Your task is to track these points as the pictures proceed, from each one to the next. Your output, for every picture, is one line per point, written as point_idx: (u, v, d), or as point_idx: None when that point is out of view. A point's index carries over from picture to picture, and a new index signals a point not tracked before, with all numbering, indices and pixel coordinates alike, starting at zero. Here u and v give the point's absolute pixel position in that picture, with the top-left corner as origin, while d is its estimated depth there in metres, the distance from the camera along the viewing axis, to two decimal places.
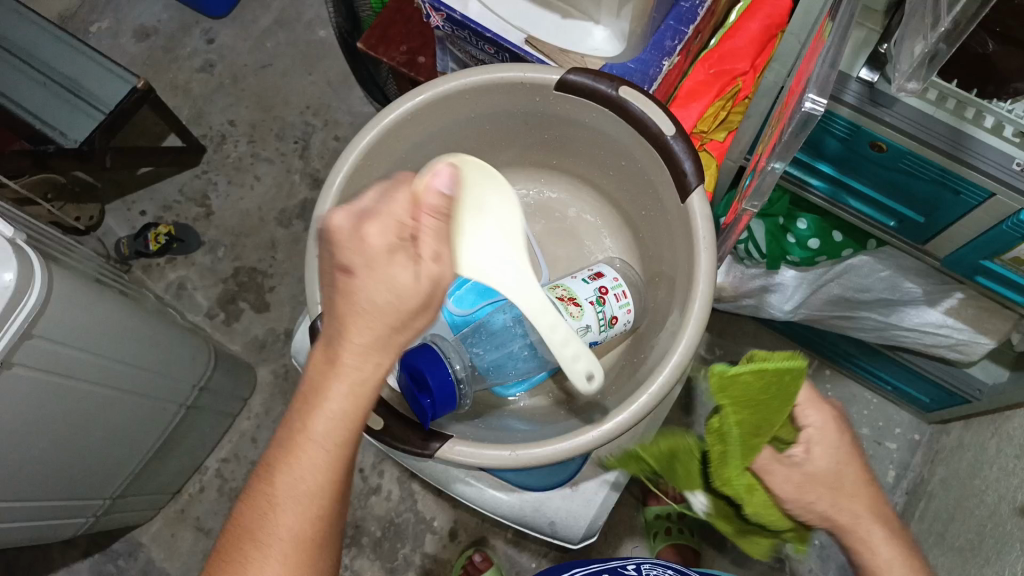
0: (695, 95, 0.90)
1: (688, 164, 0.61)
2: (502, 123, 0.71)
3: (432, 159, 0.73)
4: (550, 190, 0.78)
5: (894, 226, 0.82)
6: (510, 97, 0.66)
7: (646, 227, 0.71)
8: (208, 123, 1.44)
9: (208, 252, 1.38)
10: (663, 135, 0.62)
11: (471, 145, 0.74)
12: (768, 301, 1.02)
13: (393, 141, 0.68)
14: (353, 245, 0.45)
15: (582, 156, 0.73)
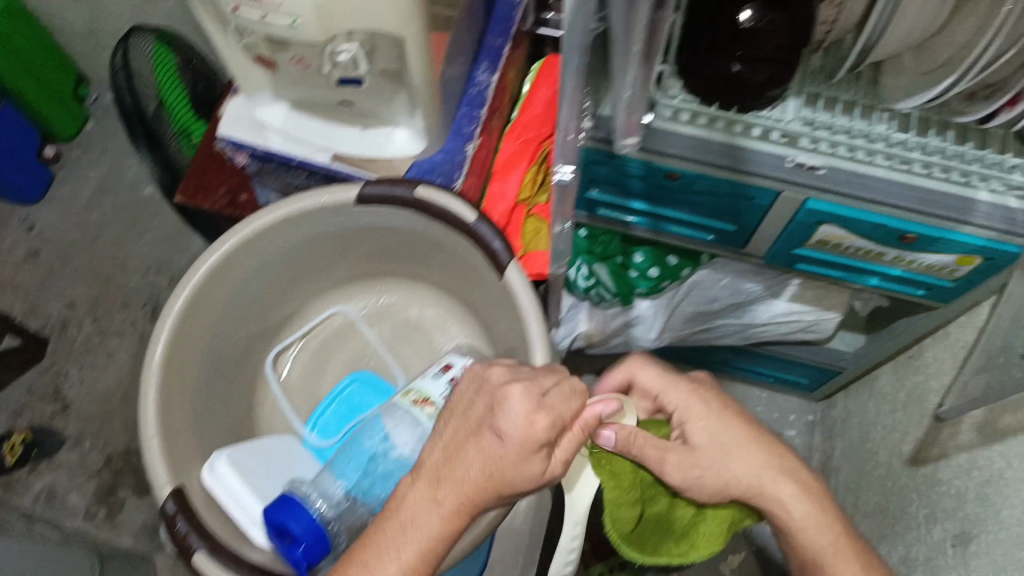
0: (511, 167, 0.94)
1: (497, 243, 0.67)
2: (319, 247, 0.76)
3: (261, 297, 0.76)
4: (386, 297, 0.83)
5: (712, 239, 0.89)
6: (316, 222, 0.72)
7: (479, 305, 0.76)
8: (46, 312, 1.36)
9: (73, 447, 1.29)
10: (468, 222, 0.68)
11: (298, 275, 0.78)
12: (633, 334, 1.06)
13: (213, 290, 0.71)
14: (522, 423, 0.53)
15: (406, 257, 0.79)
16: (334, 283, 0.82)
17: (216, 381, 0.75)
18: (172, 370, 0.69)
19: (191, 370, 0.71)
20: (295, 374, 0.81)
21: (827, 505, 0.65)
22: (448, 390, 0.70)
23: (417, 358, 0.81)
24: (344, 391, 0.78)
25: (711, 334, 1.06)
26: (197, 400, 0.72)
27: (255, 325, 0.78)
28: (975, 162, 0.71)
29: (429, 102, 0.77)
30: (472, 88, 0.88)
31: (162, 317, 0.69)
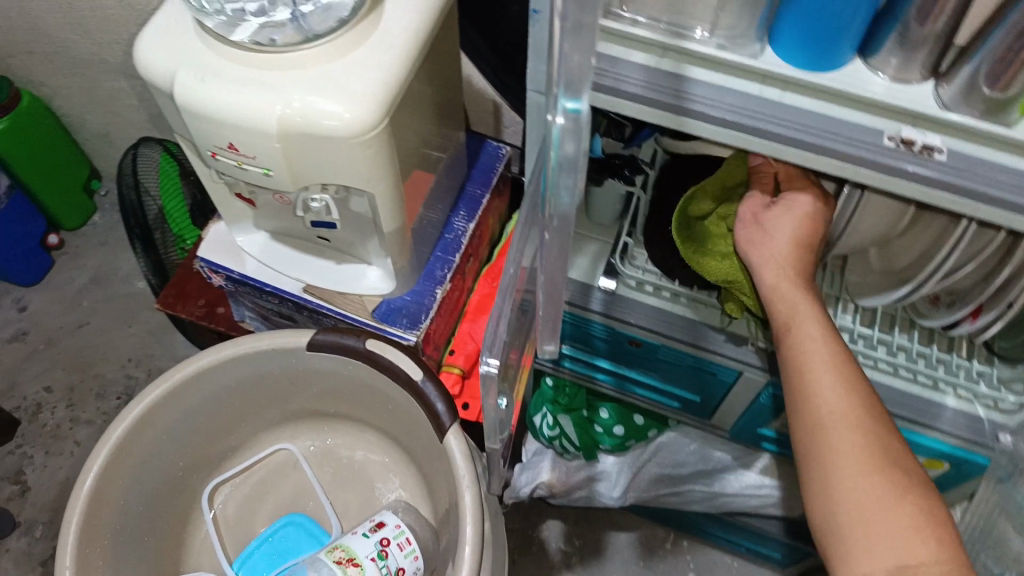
0: (483, 309, 0.95)
1: (440, 405, 0.69)
2: (267, 385, 0.79)
3: (201, 429, 0.78)
4: (331, 438, 0.85)
5: (678, 406, 0.87)
6: (269, 361, 0.76)
7: (423, 457, 0.78)
8: (21, 394, 1.35)
9: (23, 534, 1.25)
10: (415, 380, 0.70)
11: (242, 409, 0.80)
12: (598, 492, 1.00)
13: (154, 421, 0.72)
14: None
15: (353, 402, 0.82)
16: (277, 421, 0.85)
17: (141, 516, 0.74)
18: (99, 499, 0.68)
19: (117, 502, 0.71)
20: (230, 508, 0.82)
21: (857, 375, 0.58)
22: (376, 551, 0.70)
23: (357, 505, 0.83)
24: (273, 535, 0.81)
25: (679, 500, 0.99)
26: (120, 533, 0.71)
27: (191, 461, 0.79)
28: (941, 366, 0.71)
29: (399, 246, 0.79)
30: (448, 234, 0.89)
31: (97, 447, 0.69)
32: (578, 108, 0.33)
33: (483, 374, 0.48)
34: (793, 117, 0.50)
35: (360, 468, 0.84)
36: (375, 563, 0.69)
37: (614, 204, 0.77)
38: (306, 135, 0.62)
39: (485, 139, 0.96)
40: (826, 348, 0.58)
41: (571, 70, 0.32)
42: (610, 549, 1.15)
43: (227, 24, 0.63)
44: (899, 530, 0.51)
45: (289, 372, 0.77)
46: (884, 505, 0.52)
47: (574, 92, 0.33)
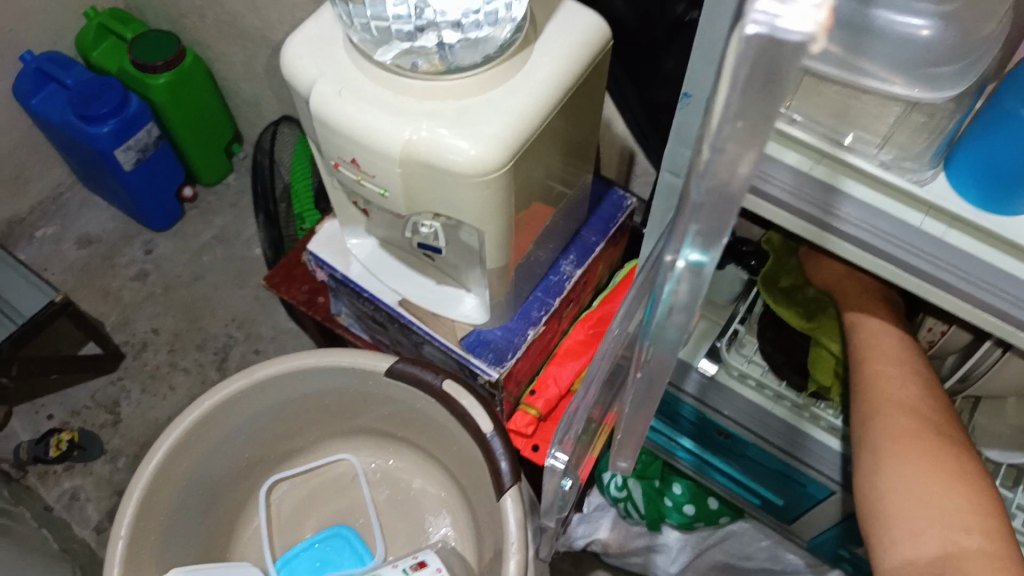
0: (573, 354, 0.92)
1: (505, 464, 0.67)
2: (342, 398, 0.81)
3: (276, 426, 0.81)
4: (395, 460, 0.87)
5: (758, 504, 0.81)
6: (345, 377, 0.78)
7: (478, 507, 0.78)
8: (132, 330, 1.46)
9: (108, 461, 1.36)
10: (483, 433, 0.69)
11: (317, 414, 0.83)
12: (653, 562, 0.95)
13: (231, 411, 0.76)
14: None
15: (420, 433, 0.83)
16: (344, 432, 0.87)
17: (201, 495, 0.78)
18: (166, 476, 0.73)
19: (181, 479, 0.75)
20: (285, 507, 0.86)
21: (925, 375, 0.56)
22: None
23: (403, 531, 0.84)
24: (319, 541, 0.84)
25: None
26: (177, 508, 0.75)
27: (260, 451, 0.83)
28: (1020, 515, 0.65)
29: (499, 282, 0.77)
30: (553, 276, 0.87)
31: (172, 425, 0.73)
32: (702, 262, 0.28)
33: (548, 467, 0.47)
34: (939, 257, 0.45)
35: (417, 498, 0.85)
36: None
37: (733, 285, 0.72)
38: (429, 164, 0.61)
39: (611, 184, 0.93)
40: (890, 345, 0.58)
41: (705, 218, 0.27)
42: None
43: (374, 42, 0.63)
44: (945, 507, 0.48)
45: (363, 392, 0.79)
46: (933, 480, 0.50)
47: (704, 244, 0.27)
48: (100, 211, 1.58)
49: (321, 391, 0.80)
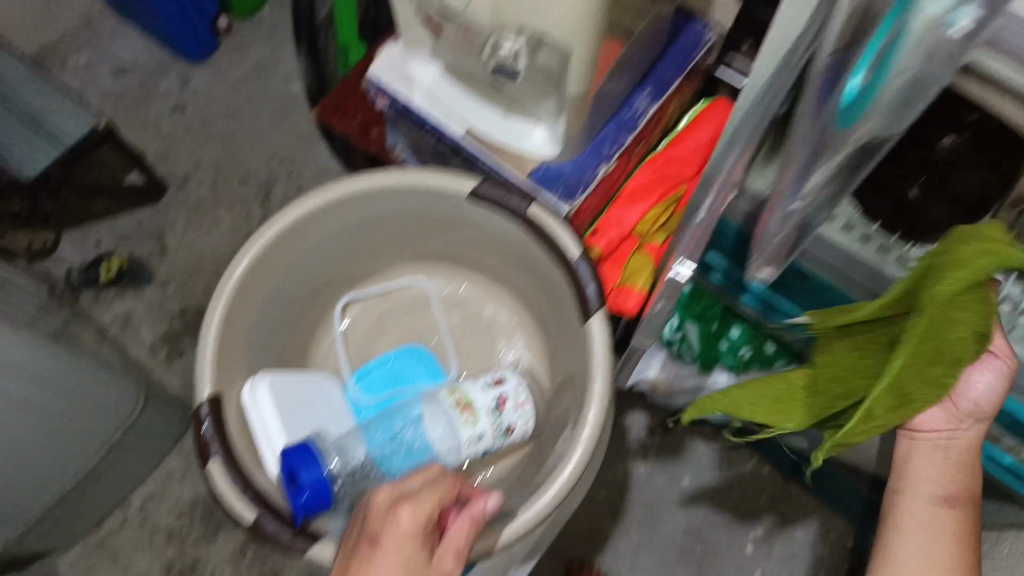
0: (638, 197, 0.92)
1: (590, 289, 0.69)
2: (418, 221, 0.81)
3: (352, 246, 0.82)
4: (467, 288, 0.89)
5: (821, 347, 0.83)
6: (425, 200, 0.76)
7: (555, 334, 0.81)
8: (174, 162, 1.44)
9: (158, 289, 1.40)
10: (570, 258, 0.70)
11: (393, 237, 0.84)
12: (700, 401, 1.04)
13: (310, 229, 0.76)
14: (386, 519, 0.57)
15: (495, 260, 0.84)
16: (413, 257, 0.88)
17: (279, 311, 0.80)
18: (249, 289, 0.74)
19: (263, 294, 0.76)
20: (359, 330, 0.88)
21: None
22: (493, 406, 0.75)
23: (474, 354, 0.88)
24: (392, 359, 0.85)
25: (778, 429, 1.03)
26: (259, 322, 0.77)
27: (334, 271, 0.84)
28: None
29: (577, 112, 0.75)
30: (627, 111, 0.85)
31: (252, 240, 0.74)
32: None
33: None
34: None
35: (490, 323, 0.88)
36: (491, 416, 0.74)
37: None
38: None
39: (691, 18, 0.90)
40: None
41: None
42: (690, 454, 1.30)
43: None
44: None
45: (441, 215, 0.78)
46: None
47: None
48: (131, 39, 1.52)
49: (398, 213, 0.80)
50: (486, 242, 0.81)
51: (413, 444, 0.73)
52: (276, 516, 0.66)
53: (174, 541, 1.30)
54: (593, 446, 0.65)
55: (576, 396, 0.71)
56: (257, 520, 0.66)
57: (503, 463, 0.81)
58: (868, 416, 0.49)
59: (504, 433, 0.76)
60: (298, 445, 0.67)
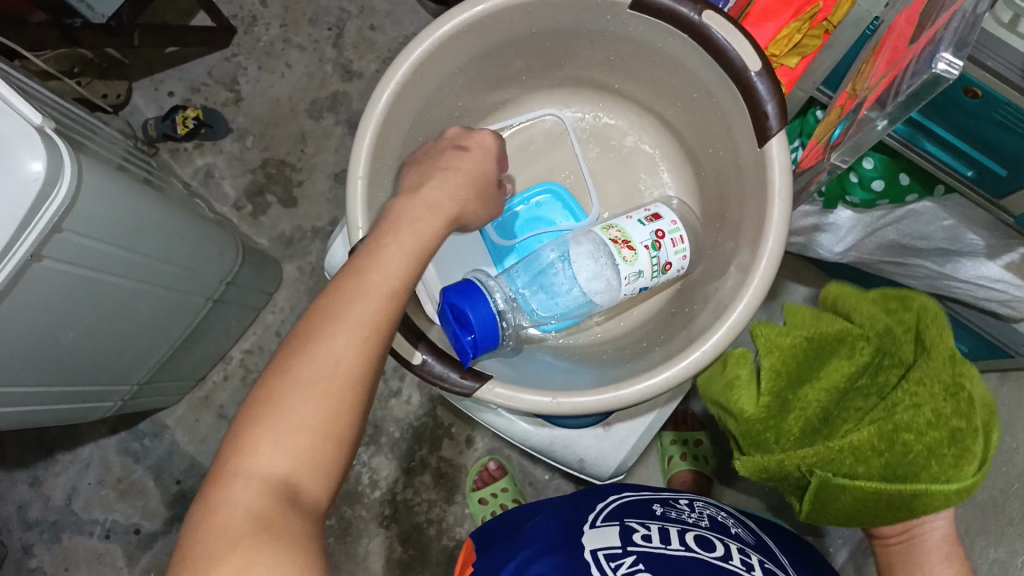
0: (770, 14, 0.79)
1: (771, 106, 0.62)
2: (562, 41, 0.75)
3: (489, 71, 0.77)
4: (608, 117, 0.85)
5: (971, 176, 0.77)
6: (579, 13, 0.70)
7: (712, 165, 0.77)
8: (239, 1, 1.39)
9: (236, 140, 1.36)
10: (747, 71, 0.63)
11: (532, 61, 0.78)
12: (817, 240, 0.99)
13: (452, 52, 0.71)
14: (472, 136, 0.69)
15: (642, 85, 0.78)
16: (550, 86, 0.83)
17: (419, 144, 0.77)
18: (394, 116, 0.70)
19: (404, 125, 0.73)
20: None
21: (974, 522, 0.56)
22: (651, 241, 0.68)
23: (615, 189, 0.85)
24: (537, 199, 0.84)
25: (899, 269, 0.98)
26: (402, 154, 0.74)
27: (469, 102, 0.80)
28: None
29: None
30: None
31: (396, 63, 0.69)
32: None
33: (931, 77, 0.41)
34: None
35: (632, 155, 0.85)
36: (649, 252, 0.67)
37: None
38: None
39: None
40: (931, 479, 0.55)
41: None
42: (784, 297, 1.27)
43: None
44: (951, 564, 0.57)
45: (594, 31, 0.72)
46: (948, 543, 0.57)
47: None
48: None
49: (541, 33, 0.74)
50: (640, 62, 0.75)
51: (564, 288, 0.71)
52: (440, 357, 0.68)
53: None
54: (771, 280, 0.61)
55: (747, 235, 0.67)
56: (423, 362, 0.68)
57: (649, 304, 0.79)
58: (850, 494, 0.53)
59: (660, 270, 0.69)
60: (459, 284, 0.66)
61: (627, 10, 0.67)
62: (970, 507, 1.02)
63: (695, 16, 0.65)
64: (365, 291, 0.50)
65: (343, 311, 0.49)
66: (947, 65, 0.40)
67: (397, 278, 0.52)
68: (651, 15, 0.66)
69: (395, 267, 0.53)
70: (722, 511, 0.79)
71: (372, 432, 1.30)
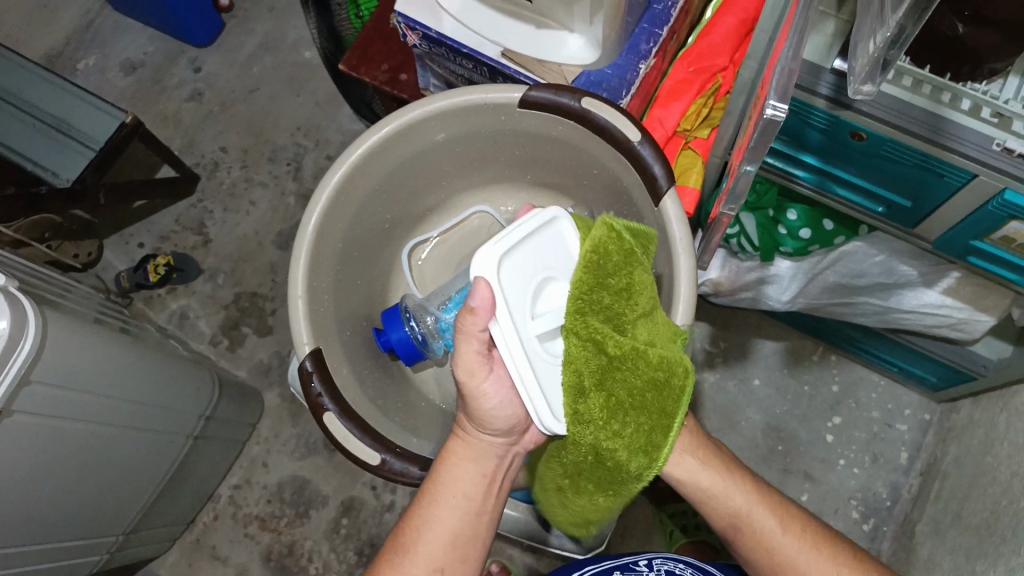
0: (676, 94, 0.89)
1: (658, 168, 0.70)
2: (472, 145, 0.82)
3: (414, 177, 0.84)
4: (527, 206, 0.90)
5: (882, 212, 0.83)
6: (479, 117, 0.77)
7: None
8: (200, 151, 1.49)
9: (207, 280, 1.42)
10: (630, 141, 0.71)
11: (448, 168, 0.85)
12: (765, 293, 1.03)
13: (382, 159, 0.78)
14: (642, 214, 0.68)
15: (551, 172, 0.85)
16: (474, 185, 0.90)
17: (356, 254, 0.83)
18: (327, 230, 0.76)
19: (337, 242, 0.78)
20: (428, 269, 0.91)
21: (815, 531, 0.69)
22: None
23: None
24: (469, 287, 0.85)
25: (848, 310, 1.02)
26: (337, 271, 0.80)
27: (399, 212, 0.86)
28: None
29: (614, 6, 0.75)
30: (658, 5, 0.85)
31: (318, 189, 0.75)
32: None
33: (767, 120, 0.49)
34: None
35: None
36: None
37: None
38: None
39: None
40: (749, 507, 0.69)
41: None
42: (754, 354, 1.30)
43: None
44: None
45: (498, 128, 0.78)
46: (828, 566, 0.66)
47: None
48: (139, 32, 1.57)
49: (451, 138, 0.80)
50: (544, 154, 0.82)
51: None
52: (399, 455, 0.71)
53: (268, 526, 1.31)
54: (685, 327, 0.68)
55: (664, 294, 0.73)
56: (383, 461, 0.71)
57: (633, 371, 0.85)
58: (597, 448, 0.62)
59: None
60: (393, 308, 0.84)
61: (517, 109, 0.74)
62: (966, 533, 1.00)
63: (574, 102, 0.72)
64: (444, 505, 0.64)
65: (419, 529, 0.63)
66: (773, 109, 0.48)
67: (473, 478, 0.65)
68: (535, 108, 0.74)
69: (469, 489, 0.65)
70: (681, 563, 0.78)
71: (371, 550, 1.28)
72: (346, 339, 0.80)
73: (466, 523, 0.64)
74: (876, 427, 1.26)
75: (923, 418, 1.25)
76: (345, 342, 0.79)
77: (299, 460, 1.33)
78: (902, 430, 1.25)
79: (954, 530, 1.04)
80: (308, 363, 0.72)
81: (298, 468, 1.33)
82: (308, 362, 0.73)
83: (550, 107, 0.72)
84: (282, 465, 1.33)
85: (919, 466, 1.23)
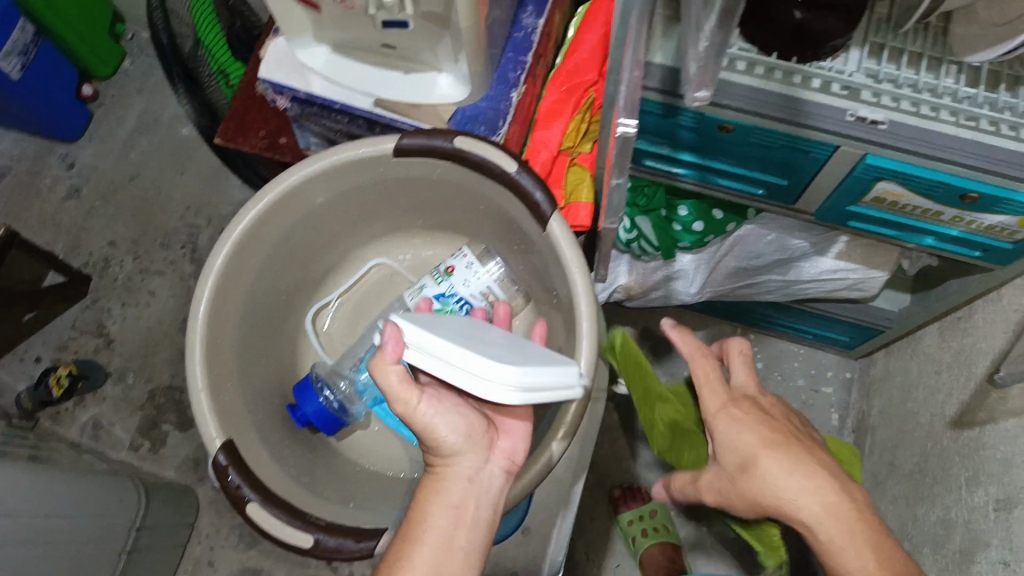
0: (554, 114, 0.91)
1: (539, 195, 0.71)
2: (355, 199, 0.81)
3: (303, 241, 0.82)
4: (426, 249, 0.90)
5: (763, 194, 0.86)
6: (357, 173, 0.77)
7: (523, 259, 0.82)
8: (88, 250, 1.42)
9: (117, 382, 1.35)
10: (508, 172, 0.72)
11: (337, 227, 0.84)
12: (673, 289, 1.07)
13: (266, 230, 0.76)
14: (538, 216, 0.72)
15: (441, 213, 0.85)
16: (370, 238, 0.89)
17: (256, 330, 0.80)
18: (218, 314, 0.74)
19: (235, 324, 0.76)
20: (338, 330, 0.89)
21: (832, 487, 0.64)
22: (443, 269, 0.83)
23: None
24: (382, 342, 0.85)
25: (753, 290, 1.06)
26: (240, 353, 0.78)
27: (297, 279, 0.85)
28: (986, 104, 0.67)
29: (472, 46, 0.74)
30: (517, 34, 0.87)
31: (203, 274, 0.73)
32: None
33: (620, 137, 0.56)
34: None
35: None
36: (441, 273, 0.83)
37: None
38: None
39: None
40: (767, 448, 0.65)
41: None
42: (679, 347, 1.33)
43: None
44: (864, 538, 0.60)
45: (378, 182, 0.79)
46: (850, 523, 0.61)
47: None
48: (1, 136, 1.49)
49: (333, 199, 0.80)
50: (431, 197, 0.83)
51: None
52: (331, 531, 0.70)
53: None
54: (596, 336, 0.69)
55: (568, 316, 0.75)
56: (316, 542, 0.69)
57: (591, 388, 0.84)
58: None
59: (445, 274, 0.84)
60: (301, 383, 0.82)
61: (392, 160, 0.75)
62: (904, 480, 1.04)
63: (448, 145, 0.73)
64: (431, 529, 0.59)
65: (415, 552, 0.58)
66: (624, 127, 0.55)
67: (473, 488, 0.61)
68: (412, 154, 0.74)
69: (464, 506, 0.60)
70: None
71: None
72: (259, 421, 0.78)
73: (453, 552, 0.58)
74: (804, 394, 1.30)
75: (845, 377, 1.30)
76: (259, 425, 0.77)
77: (244, 551, 1.27)
78: (829, 393, 1.30)
79: (894, 478, 1.08)
80: (220, 457, 0.70)
81: (245, 559, 1.27)
82: (218, 455, 0.70)
83: (423, 152, 0.73)
84: (228, 559, 1.27)
85: (851, 424, 1.28)
